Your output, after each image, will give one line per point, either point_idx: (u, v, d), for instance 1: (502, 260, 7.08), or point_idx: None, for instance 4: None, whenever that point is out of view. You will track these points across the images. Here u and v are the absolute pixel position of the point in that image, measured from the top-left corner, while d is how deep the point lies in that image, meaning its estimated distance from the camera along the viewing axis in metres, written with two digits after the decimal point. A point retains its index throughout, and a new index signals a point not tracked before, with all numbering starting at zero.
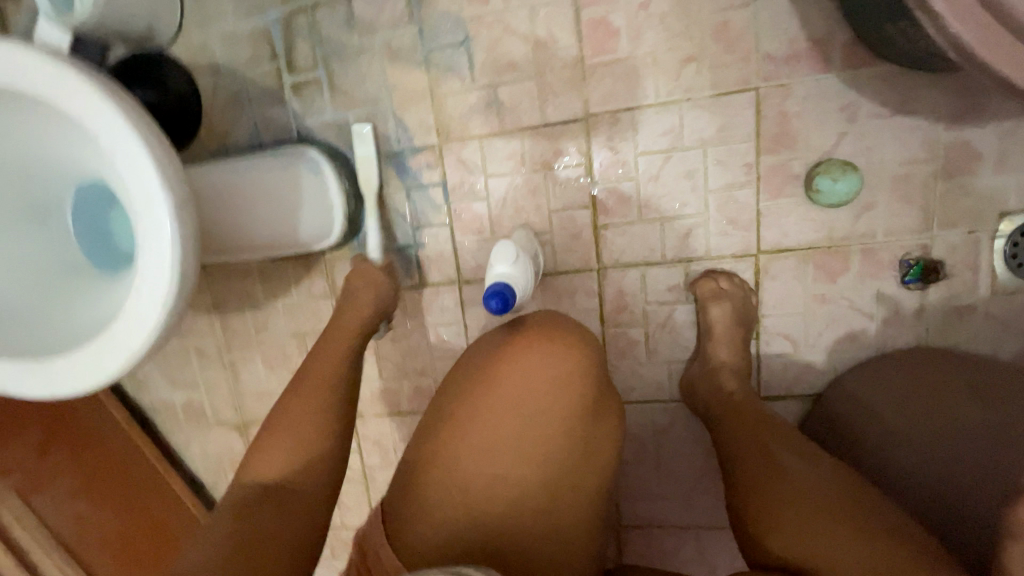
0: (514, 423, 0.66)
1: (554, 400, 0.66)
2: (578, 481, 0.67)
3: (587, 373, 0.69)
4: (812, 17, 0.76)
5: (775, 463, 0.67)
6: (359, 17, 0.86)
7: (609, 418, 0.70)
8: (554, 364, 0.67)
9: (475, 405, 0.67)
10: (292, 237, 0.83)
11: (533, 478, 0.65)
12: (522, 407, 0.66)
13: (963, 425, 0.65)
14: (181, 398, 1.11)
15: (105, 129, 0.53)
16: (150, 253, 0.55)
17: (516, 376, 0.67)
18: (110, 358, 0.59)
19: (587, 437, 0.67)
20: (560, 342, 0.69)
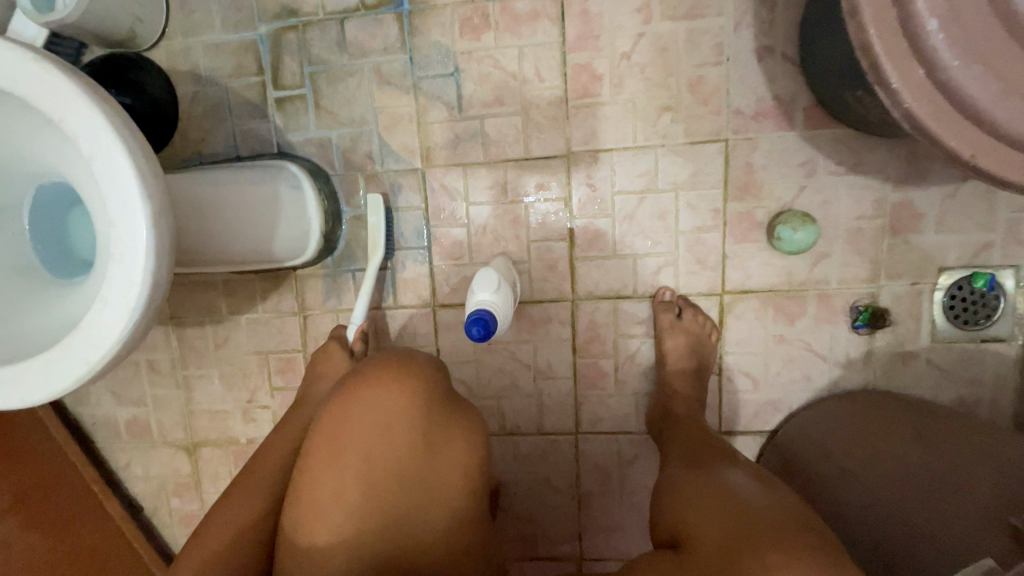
0: (344, 470, 0.63)
1: (387, 437, 0.64)
2: (422, 518, 0.64)
3: (427, 407, 0.68)
4: (778, 79, 0.82)
5: (713, 475, 0.65)
6: (350, 40, 0.87)
7: (450, 452, 0.67)
8: (384, 399, 0.66)
9: (312, 455, 0.65)
10: (265, 250, 0.81)
11: (369, 523, 0.62)
12: (352, 451, 0.64)
13: (908, 465, 0.69)
14: (126, 415, 1.04)
15: (86, 131, 0.51)
16: (119, 260, 0.52)
17: (344, 419, 0.65)
18: (63, 369, 0.55)
19: (425, 474, 0.65)
20: (390, 379, 0.67)
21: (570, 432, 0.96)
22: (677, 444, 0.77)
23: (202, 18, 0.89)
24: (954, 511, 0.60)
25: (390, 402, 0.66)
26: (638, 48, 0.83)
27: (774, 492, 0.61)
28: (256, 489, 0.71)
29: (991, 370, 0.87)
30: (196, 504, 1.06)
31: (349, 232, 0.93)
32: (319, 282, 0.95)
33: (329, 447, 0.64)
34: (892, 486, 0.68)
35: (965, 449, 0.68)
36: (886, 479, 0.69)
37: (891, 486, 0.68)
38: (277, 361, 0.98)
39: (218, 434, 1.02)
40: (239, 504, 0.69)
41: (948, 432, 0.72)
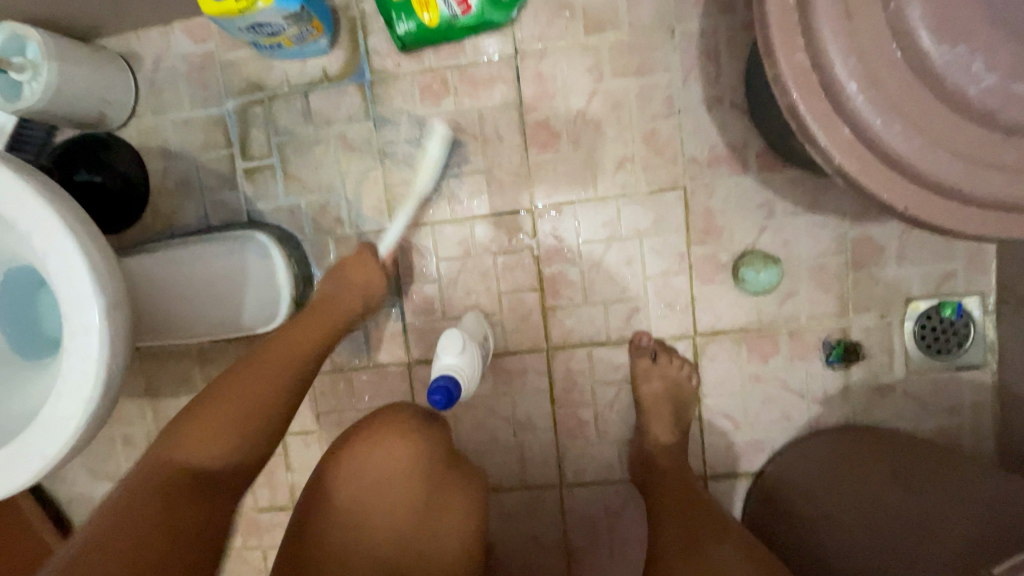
0: (342, 546, 0.64)
1: (383, 510, 0.65)
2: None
3: (430, 467, 0.68)
4: (730, 127, 0.85)
5: (699, 551, 0.63)
6: (316, 110, 0.90)
7: (452, 511, 0.68)
8: (387, 466, 0.66)
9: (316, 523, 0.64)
10: (234, 320, 0.81)
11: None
12: (348, 524, 0.64)
13: (886, 508, 0.68)
14: (102, 491, 1.02)
15: (38, 230, 0.52)
16: (73, 354, 0.52)
17: (351, 482, 0.65)
18: (16, 467, 0.54)
19: (427, 538, 0.66)
20: (394, 439, 0.67)
21: (554, 484, 0.94)
22: (660, 500, 0.75)
23: (171, 96, 0.92)
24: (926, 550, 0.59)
25: (395, 464, 0.66)
26: (592, 105, 0.86)
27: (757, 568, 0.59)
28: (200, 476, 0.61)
29: (969, 397, 0.87)
30: None
31: None
32: None
33: (335, 512, 0.65)
34: (869, 529, 0.67)
35: (942, 487, 0.67)
36: (864, 522, 0.68)
37: (867, 529, 0.67)
38: None
39: None
40: (173, 500, 0.58)
41: (926, 471, 0.71)
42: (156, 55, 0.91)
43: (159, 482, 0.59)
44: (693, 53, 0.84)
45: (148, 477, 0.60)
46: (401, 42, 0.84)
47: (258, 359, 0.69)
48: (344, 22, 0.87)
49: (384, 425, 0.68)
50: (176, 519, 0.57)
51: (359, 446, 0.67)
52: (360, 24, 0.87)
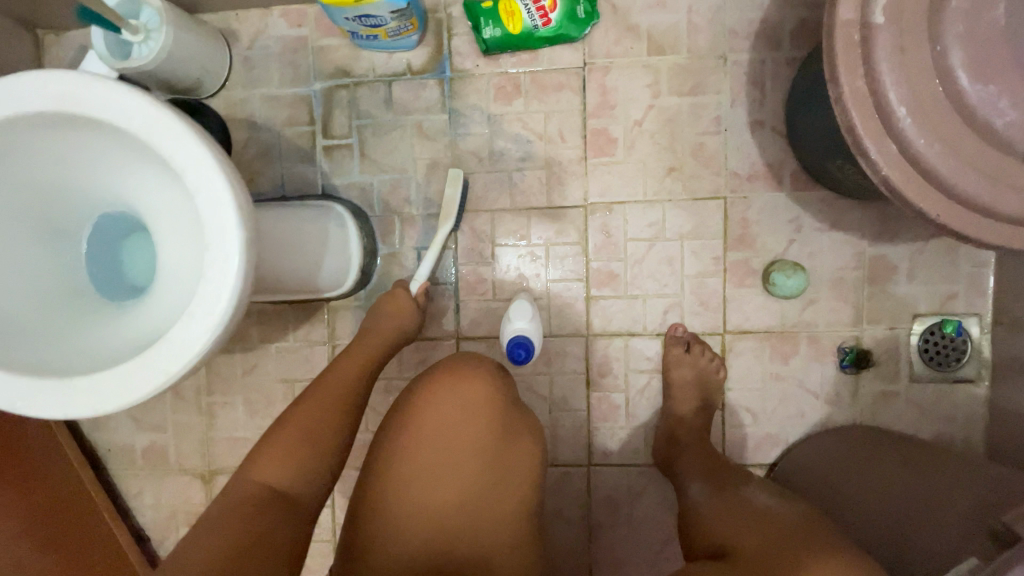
0: (428, 460, 0.74)
1: (462, 438, 0.75)
2: (500, 496, 0.74)
3: (498, 399, 0.77)
4: (769, 148, 0.96)
5: (750, 509, 0.71)
6: (396, 98, 0.98)
7: (520, 439, 0.77)
8: (464, 398, 0.76)
9: (405, 441, 0.75)
10: (310, 280, 0.88)
11: (455, 497, 0.73)
12: (435, 440, 0.75)
13: (895, 481, 0.77)
14: (144, 441, 1.05)
15: (193, 166, 0.59)
16: (209, 279, 0.58)
17: (433, 408, 0.76)
18: (139, 379, 0.59)
19: (500, 458, 0.75)
20: (468, 374, 0.77)
21: (582, 463, 1.01)
22: (689, 477, 0.84)
23: (262, 73, 1.00)
24: (942, 514, 0.67)
25: (470, 393, 0.76)
26: (648, 117, 0.96)
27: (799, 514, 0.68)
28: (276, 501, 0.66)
29: (963, 408, 0.96)
30: None
31: (383, 268, 1.00)
32: (350, 313, 1.01)
33: (421, 433, 0.75)
34: (885, 499, 0.75)
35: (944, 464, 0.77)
36: (880, 493, 0.77)
37: (886, 498, 0.76)
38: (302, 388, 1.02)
39: (236, 461, 1.04)
40: (258, 517, 0.63)
41: (926, 454, 0.81)
42: (253, 35, 0.99)
43: (243, 505, 0.64)
44: (741, 80, 0.95)
45: (225, 505, 0.65)
46: (486, 45, 0.93)
47: (316, 396, 0.77)
48: (431, 22, 0.97)
49: (458, 366, 0.79)
50: (267, 534, 0.62)
51: (437, 380, 0.78)
52: (446, 26, 0.97)
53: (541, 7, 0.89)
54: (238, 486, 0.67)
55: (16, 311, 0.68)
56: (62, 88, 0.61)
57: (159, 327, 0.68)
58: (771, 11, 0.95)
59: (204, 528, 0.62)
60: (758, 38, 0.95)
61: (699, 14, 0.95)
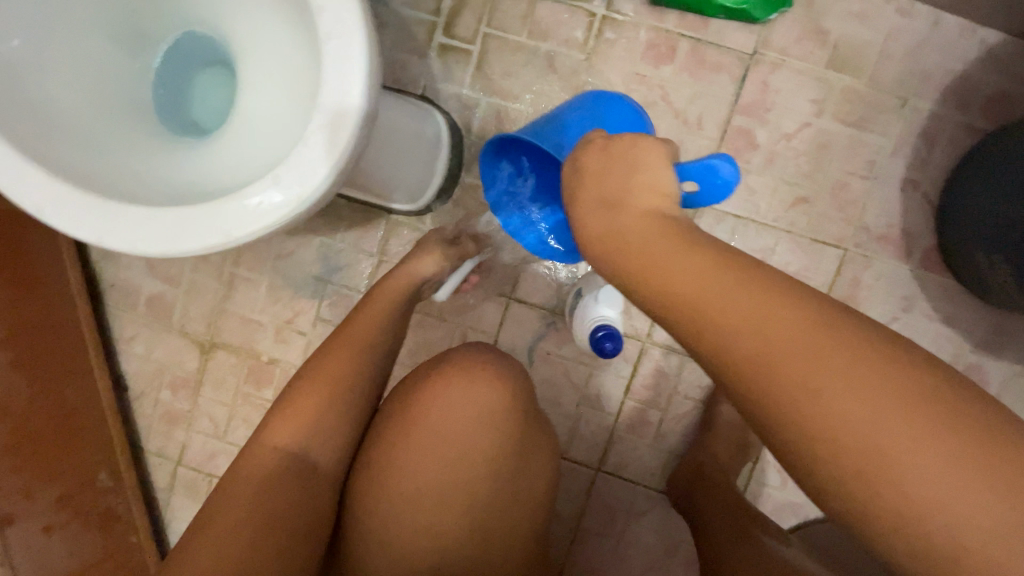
0: (429, 479, 0.59)
1: (467, 460, 0.59)
2: (512, 519, 0.62)
3: (514, 409, 0.62)
4: (911, 214, 0.86)
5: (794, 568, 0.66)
6: (537, 19, 0.86)
7: (536, 455, 0.64)
8: (472, 412, 0.60)
9: (401, 451, 0.60)
10: (387, 185, 0.79)
11: (461, 523, 0.59)
12: (437, 454, 0.59)
13: None
14: (152, 289, 0.98)
15: (331, 10, 0.48)
16: (309, 148, 0.49)
17: (434, 417, 0.60)
18: (194, 232, 0.51)
19: (516, 477, 0.62)
20: (480, 377, 0.62)
21: (592, 467, 0.95)
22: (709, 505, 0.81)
23: None
24: None
25: (484, 403, 0.61)
26: (800, 135, 0.85)
27: None
28: (291, 469, 0.57)
29: None
30: (185, 404, 0.99)
31: (459, 197, 0.91)
32: (408, 232, 0.92)
33: (420, 445, 0.59)
34: None
35: None
36: None
37: None
38: (333, 293, 0.94)
39: (241, 343, 0.97)
40: (270, 490, 0.55)
41: None
42: None
43: (260, 478, 0.56)
44: (912, 130, 0.85)
45: (245, 475, 0.57)
46: None
47: (304, 388, 0.61)
48: None
49: (464, 372, 0.62)
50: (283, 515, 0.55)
51: (442, 380, 0.62)
52: None
53: None
54: (250, 455, 0.58)
55: (70, 101, 0.58)
56: None
57: (224, 180, 0.59)
58: (975, 67, 0.84)
59: (221, 506, 0.55)
60: (948, 91, 0.84)
61: (896, 42, 0.84)
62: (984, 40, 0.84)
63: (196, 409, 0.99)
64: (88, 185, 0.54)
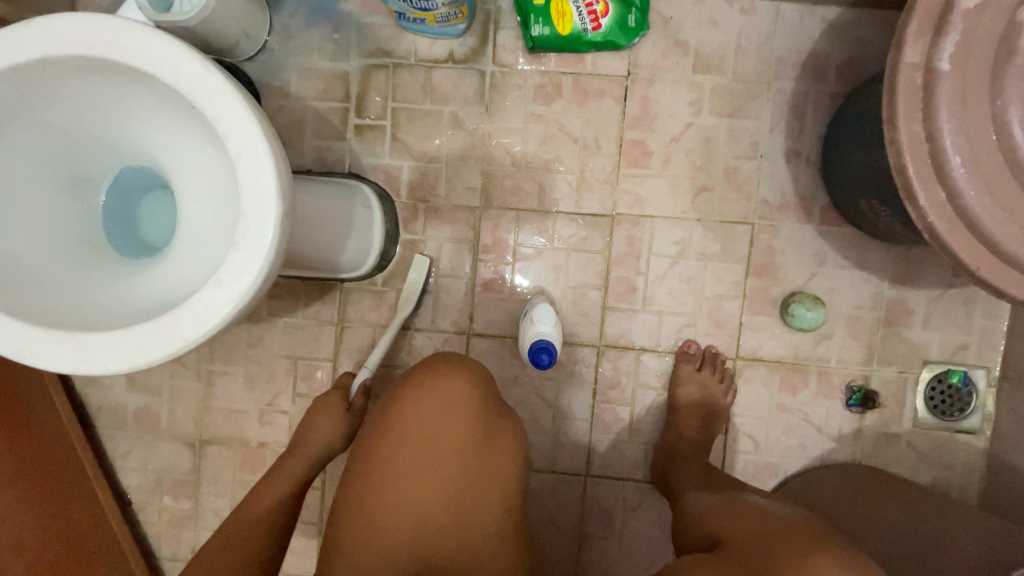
0: (405, 462, 0.67)
1: (439, 441, 0.68)
2: (485, 492, 0.68)
3: (476, 395, 0.70)
4: (800, 180, 0.96)
5: (748, 501, 0.71)
6: (436, 85, 0.97)
7: (502, 435, 0.71)
8: (438, 395, 0.69)
9: (382, 443, 0.68)
10: (331, 259, 0.87)
11: (436, 498, 0.67)
12: (411, 440, 0.68)
13: (886, 493, 0.85)
14: (137, 403, 1.03)
15: (237, 130, 0.57)
16: (240, 249, 0.57)
17: (407, 409, 0.68)
18: (157, 342, 0.58)
19: (483, 455, 0.69)
20: (443, 369, 0.70)
21: (580, 473, 1.00)
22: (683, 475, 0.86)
23: (303, 46, 0.97)
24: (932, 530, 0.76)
25: (447, 391, 0.69)
26: (686, 134, 0.96)
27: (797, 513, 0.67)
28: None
29: (961, 457, 0.97)
30: (189, 504, 1.03)
31: (402, 254, 0.99)
32: (363, 296, 0.99)
33: (396, 435, 0.68)
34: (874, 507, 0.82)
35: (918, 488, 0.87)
36: (869, 499, 0.84)
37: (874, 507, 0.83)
38: (306, 368, 1.00)
39: (230, 434, 1.02)
40: None
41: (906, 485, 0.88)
42: (297, 3, 0.97)
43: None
44: (782, 107, 0.95)
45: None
46: (531, 43, 0.93)
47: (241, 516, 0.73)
48: (479, 14, 0.96)
49: (429, 366, 0.71)
50: None
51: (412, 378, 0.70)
52: (494, 19, 0.96)
53: (592, 11, 0.88)
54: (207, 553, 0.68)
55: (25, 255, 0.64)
56: (97, 32, 0.57)
57: (179, 291, 0.66)
58: (821, 42, 0.95)
59: None
60: (804, 68, 0.95)
61: (747, 38, 0.95)
62: (824, 17, 0.94)
63: (199, 507, 1.03)
64: (60, 324, 0.60)
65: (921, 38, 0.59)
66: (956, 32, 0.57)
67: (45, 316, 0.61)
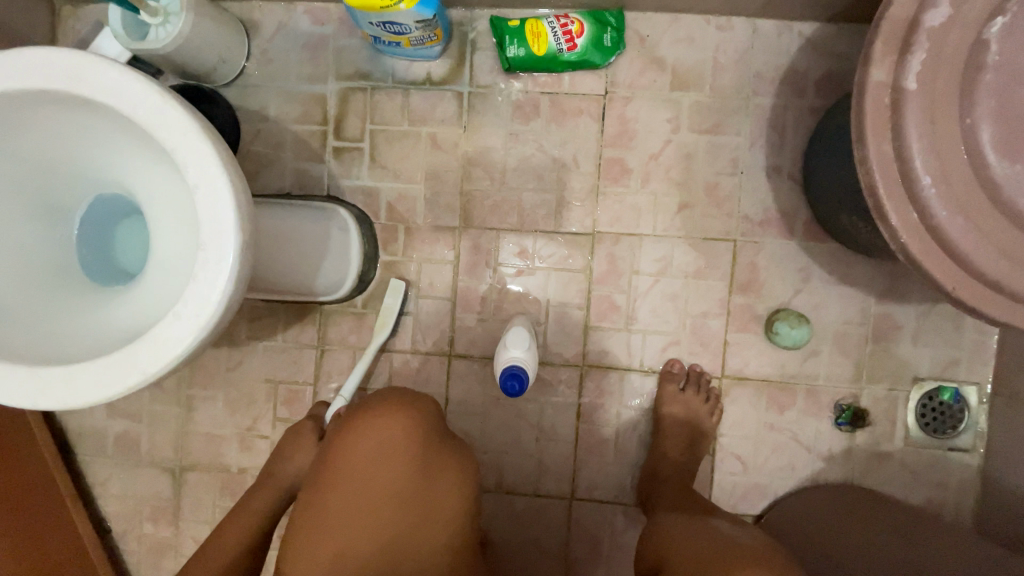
0: (346, 503, 0.65)
1: (377, 488, 0.65)
2: (428, 532, 0.66)
3: (420, 430, 0.68)
4: (782, 196, 0.95)
5: (710, 525, 0.70)
6: (414, 107, 0.97)
7: (448, 471, 0.69)
8: (380, 432, 0.67)
9: (324, 484, 0.66)
10: (307, 283, 0.86)
11: (378, 539, 0.64)
12: (352, 480, 0.66)
13: (871, 514, 0.83)
14: (117, 429, 1.02)
15: (196, 161, 0.56)
16: (199, 281, 0.56)
17: (349, 448, 0.67)
18: (116, 376, 0.57)
19: (427, 492, 0.67)
20: (386, 406, 0.69)
21: (565, 497, 0.98)
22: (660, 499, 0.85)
23: (281, 70, 0.98)
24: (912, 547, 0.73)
25: (389, 427, 0.67)
26: (665, 151, 0.95)
27: (758, 538, 0.66)
28: None
29: (955, 476, 0.95)
30: (169, 531, 1.02)
31: (382, 275, 0.98)
32: (343, 319, 0.99)
33: (339, 475, 0.66)
34: (857, 528, 0.80)
35: (909, 509, 0.85)
36: (854, 520, 0.82)
37: (857, 527, 0.80)
38: (286, 391, 0.99)
39: (210, 460, 1.01)
40: None
41: (898, 507, 0.85)
42: (275, 28, 0.97)
43: None
44: (762, 123, 0.94)
45: None
46: (508, 64, 0.93)
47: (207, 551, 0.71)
48: (456, 35, 0.96)
49: (373, 403, 0.70)
50: None
51: (355, 416, 0.69)
52: (470, 40, 0.96)
53: (568, 32, 0.89)
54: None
55: None
56: (58, 66, 0.57)
57: (145, 322, 0.66)
58: (800, 57, 0.94)
59: None
60: (783, 83, 0.94)
61: (725, 55, 0.94)
62: (802, 32, 0.94)
63: (179, 534, 1.02)
64: (21, 358, 0.60)
65: (888, 56, 0.58)
66: (923, 50, 0.56)
67: (6, 350, 0.60)
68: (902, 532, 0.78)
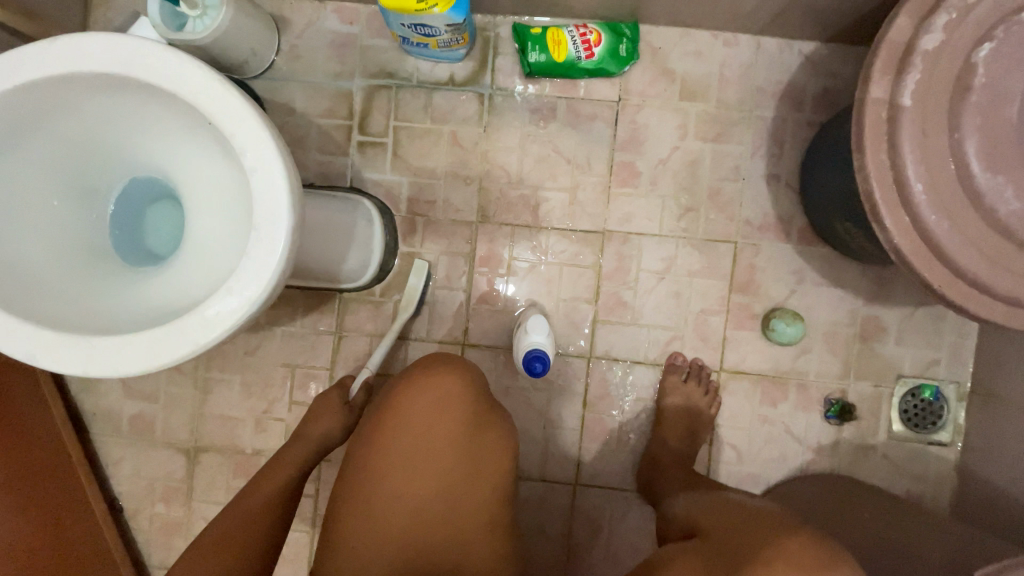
0: (400, 457, 0.69)
1: (431, 439, 0.70)
2: (475, 488, 0.70)
3: (469, 395, 0.72)
4: (780, 202, 1.01)
5: (724, 497, 0.75)
6: (436, 106, 1.01)
7: (494, 435, 0.72)
8: (433, 394, 0.70)
9: (379, 439, 0.70)
10: (333, 269, 0.90)
11: (429, 490, 0.69)
12: (406, 437, 0.70)
13: (862, 500, 0.88)
14: (132, 409, 1.04)
15: (253, 146, 0.60)
16: (252, 259, 0.60)
17: (404, 407, 0.70)
18: (166, 345, 0.60)
19: (474, 453, 0.71)
20: (439, 370, 0.72)
21: (570, 482, 1.03)
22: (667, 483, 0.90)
23: (309, 66, 1.02)
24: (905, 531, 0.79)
25: (442, 390, 0.71)
26: (673, 157, 1.01)
27: (767, 505, 0.71)
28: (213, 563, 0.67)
29: (934, 468, 1.01)
30: (180, 512, 1.04)
31: (400, 265, 1.02)
32: (360, 307, 1.02)
33: (394, 431, 0.70)
34: (852, 510, 0.86)
35: (894, 498, 0.91)
36: (847, 504, 0.87)
37: (852, 510, 0.86)
38: (303, 375, 1.02)
39: (224, 441, 1.03)
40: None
41: (884, 495, 0.91)
42: (305, 25, 1.01)
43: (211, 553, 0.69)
44: (763, 134, 1.01)
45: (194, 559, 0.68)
46: (528, 69, 0.98)
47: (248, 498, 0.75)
48: (480, 39, 1.01)
49: (426, 366, 0.73)
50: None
51: (409, 377, 0.72)
52: (493, 44, 1.01)
53: (586, 40, 0.95)
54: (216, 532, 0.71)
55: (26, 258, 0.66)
56: (120, 52, 0.61)
57: (186, 299, 0.69)
58: (799, 74, 1.01)
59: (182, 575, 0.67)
60: (783, 98, 1.01)
61: (730, 69, 1.01)
62: (802, 51, 1.01)
63: (190, 514, 1.04)
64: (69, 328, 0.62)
65: (886, 75, 0.64)
66: (917, 71, 0.63)
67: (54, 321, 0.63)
68: (894, 515, 0.83)
